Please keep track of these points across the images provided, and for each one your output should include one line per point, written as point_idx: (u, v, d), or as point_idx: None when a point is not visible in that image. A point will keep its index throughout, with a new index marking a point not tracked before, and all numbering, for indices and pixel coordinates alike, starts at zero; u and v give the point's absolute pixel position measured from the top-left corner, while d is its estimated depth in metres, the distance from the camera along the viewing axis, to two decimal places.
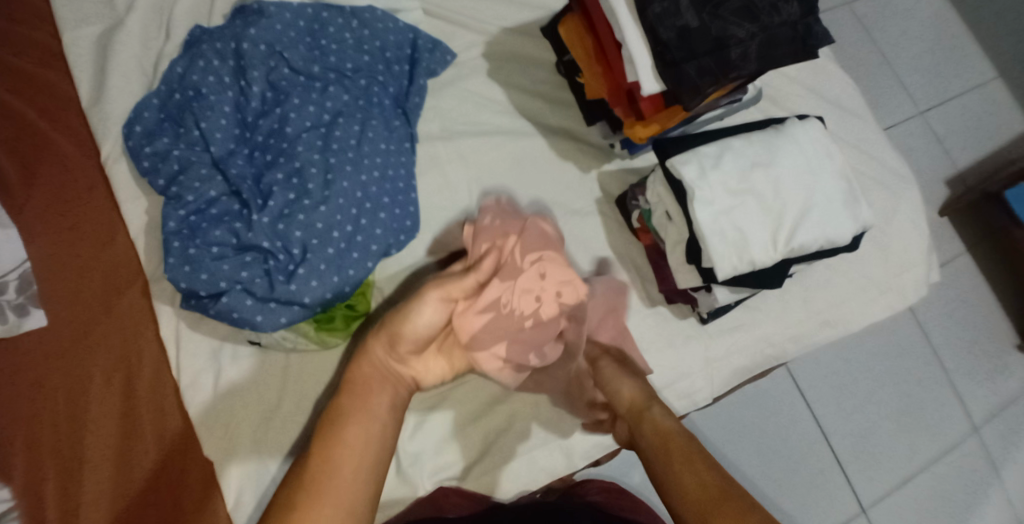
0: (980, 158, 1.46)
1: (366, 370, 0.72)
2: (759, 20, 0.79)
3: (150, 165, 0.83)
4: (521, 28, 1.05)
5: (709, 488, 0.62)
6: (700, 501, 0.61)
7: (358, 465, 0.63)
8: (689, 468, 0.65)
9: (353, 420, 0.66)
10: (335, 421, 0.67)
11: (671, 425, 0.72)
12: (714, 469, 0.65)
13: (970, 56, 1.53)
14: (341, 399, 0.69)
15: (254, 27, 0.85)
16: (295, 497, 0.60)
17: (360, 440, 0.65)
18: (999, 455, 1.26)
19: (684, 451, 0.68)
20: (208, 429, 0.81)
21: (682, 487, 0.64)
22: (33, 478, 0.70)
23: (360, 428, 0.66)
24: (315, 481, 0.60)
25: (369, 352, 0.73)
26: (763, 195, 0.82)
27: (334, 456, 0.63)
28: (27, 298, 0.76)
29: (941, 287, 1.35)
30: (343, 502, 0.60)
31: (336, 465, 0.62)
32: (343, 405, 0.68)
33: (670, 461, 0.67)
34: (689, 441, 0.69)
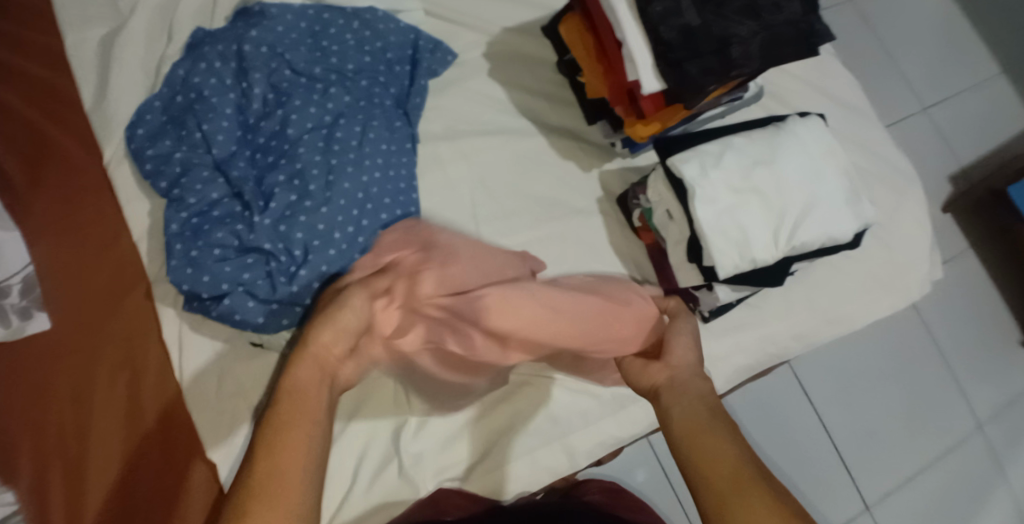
0: (984, 155, 1.46)
1: (305, 373, 0.62)
2: (761, 19, 0.79)
3: (152, 168, 0.84)
4: (523, 28, 1.05)
5: (743, 469, 0.56)
6: (728, 480, 0.55)
7: (303, 468, 0.54)
8: (718, 446, 0.59)
9: (290, 423, 0.56)
10: (274, 428, 0.56)
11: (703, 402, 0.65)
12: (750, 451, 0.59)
13: (974, 52, 1.52)
14: (278, 405, 0.58)
15: (256, 29, 0.86)
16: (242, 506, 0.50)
17: (302, 435, 0.56)
18: (1004, 452, 1.26)
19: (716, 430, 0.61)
20: (212, 426, 0.83)
21: (708, 466, 0.58)
22: (38, 477, 0.67)
23: (303, 427, 0.57)
24: (261, 484, 0.51)
25: (303, 353, 0.63)
26: (765, 193, 0.82)
27: (277, 461, 0.53)
28: (32, 300, 0.73)
29: (945, 284, 1.34)
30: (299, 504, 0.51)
31: (279, 468, 0.53)
32: (280, 413, 0.57)
33: (702, 437, 0.60)
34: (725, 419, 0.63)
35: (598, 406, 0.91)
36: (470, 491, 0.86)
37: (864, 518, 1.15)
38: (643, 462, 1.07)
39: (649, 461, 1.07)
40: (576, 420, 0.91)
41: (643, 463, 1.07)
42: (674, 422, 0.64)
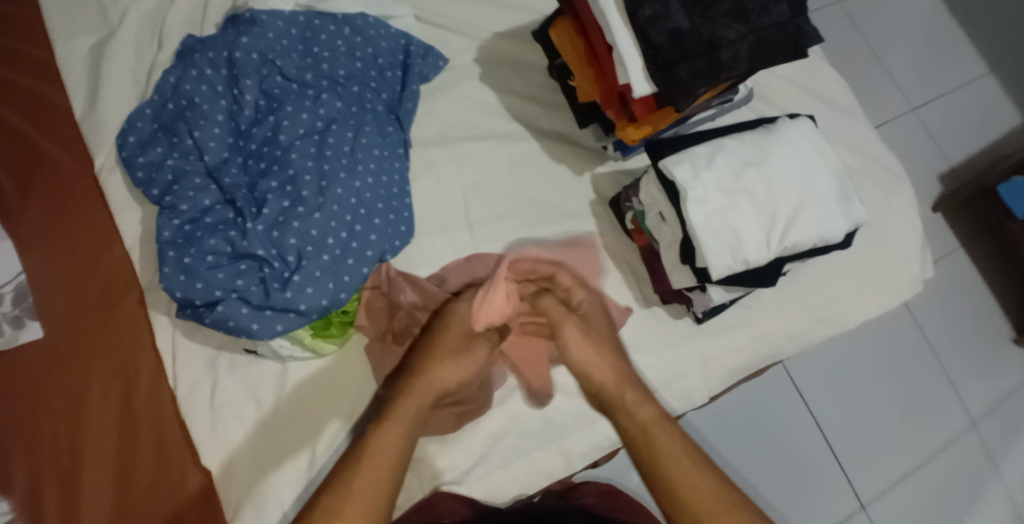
0: (972, 154, 1.47)
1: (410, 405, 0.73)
2: (750, 21, 0.79)
3: (144, 175, 0.84)
4: (513, 32, 1.05)
5: (705, 498, 0.64)
6: (696, 505, 0.64)
7: (388, 481, 0.65)
8: (677, 468, 0.66)
9: (398, 427, 0.69)
10: (374, 446, 0.67)
11: (649, 418, 0.71)
12: (706, 468, 0.67)
13: (961, 53, 1.54)
14: (386, 428, 0.69)
15: (247, 35, 0.85)
16: (332, 505, 0.62)
17: (390, 454, 0.67)
18: (998, 449, 1.27)
19: (670, 450, 0.68)
20: (208, 439, 0.80)
21: (672, 491, 0.65)
22: (34, 488, 0.72)
23: (379, 463, 0.65)
24: (354, 493, 0.62)
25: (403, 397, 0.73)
26: (756, 194, 0.83)
27: (363, 481, 0.64)
28: (23, 310, 0.77)
29: (936, 283, 1.35)
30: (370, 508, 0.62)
31: (371, 483, 0.64)
32: (387, 429, 0.69)
33: (659, 461, 0.67)
34: (672, 432, 0.70)
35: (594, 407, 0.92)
36: (466, 494, 0.85)
37: (860, 518, 1.16)
38: None
39: None
40: (573, 423, 0.90)
41: None
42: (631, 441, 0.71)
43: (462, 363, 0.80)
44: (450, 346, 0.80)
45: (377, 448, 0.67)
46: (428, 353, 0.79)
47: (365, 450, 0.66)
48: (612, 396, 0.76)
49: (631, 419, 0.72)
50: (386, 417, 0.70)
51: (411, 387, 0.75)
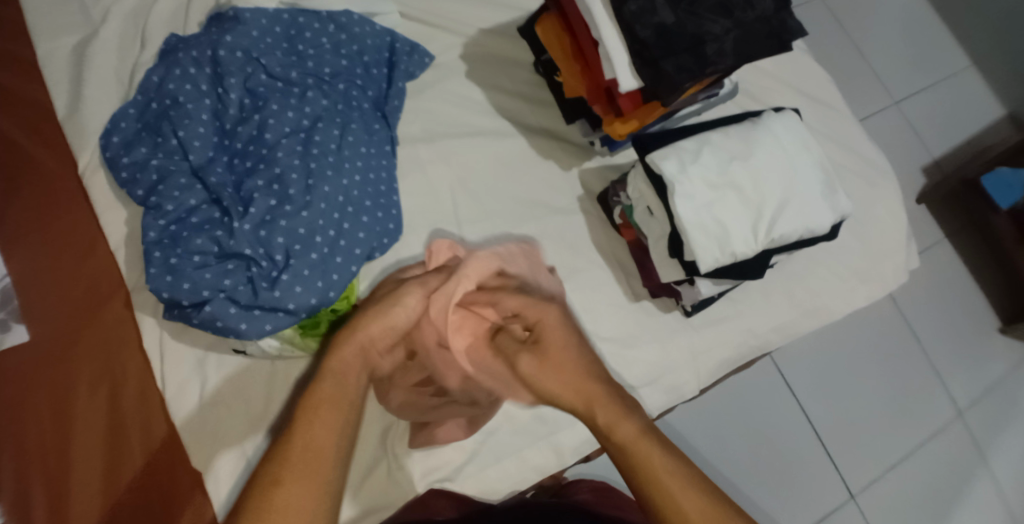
0: (955, 147, 1.49)
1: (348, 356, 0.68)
2: (734, 16, 0.80)
3: (128, 176, 0.83)
4: (500, 29, 1.05)
5: (698, 522, 0.59)
6: None
7: (334, 438, 0.61)
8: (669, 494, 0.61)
9: (333, 382, 0.65)
10: (315, 403, 0.63)
11: (631, 435, 0.65)
12: (694, 485, 0.61)
13: (943, 47, 1.56)
14: (325, 382, 0.65)
15: (230, 33, 0.85)
16: (273, 471, 0.58)
17: (335, 404, 0.63)
18: (983, 438, 1.29)
19: (655, 468, 0.62)
20: (196, 442, 0.80)
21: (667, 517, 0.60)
22: (21, 490, 0.70)
23: (326, 418, 0.62)
24: (292, 453, 0.59)
25: (345, 344, 0.69)
26: (743, 187, 0.83)
27: (310, 439, 0.60)
28: (9, 314, 0.77)
29: (922, 275, 1.37)
30: (316, 468, 0.59)
31: (313, 442, 0.60)
32: (324, 386, 0.64)
33: (649, 481, 0.62)
34: (657, 449, 0.63)
35: None
36: (459, 492, 0.86)
37: (849, 509, 1.17)
38: None
39: None
40: (564, 418, 0.91)
41: None
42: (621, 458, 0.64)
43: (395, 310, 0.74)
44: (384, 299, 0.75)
45: (313, 407, 0.62)
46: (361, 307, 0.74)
47: (304, 411, 0.62)
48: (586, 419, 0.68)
49: (611, 440, 0.65)
50: (320, 373, 0.66)
51: (349, 337, 0.70)
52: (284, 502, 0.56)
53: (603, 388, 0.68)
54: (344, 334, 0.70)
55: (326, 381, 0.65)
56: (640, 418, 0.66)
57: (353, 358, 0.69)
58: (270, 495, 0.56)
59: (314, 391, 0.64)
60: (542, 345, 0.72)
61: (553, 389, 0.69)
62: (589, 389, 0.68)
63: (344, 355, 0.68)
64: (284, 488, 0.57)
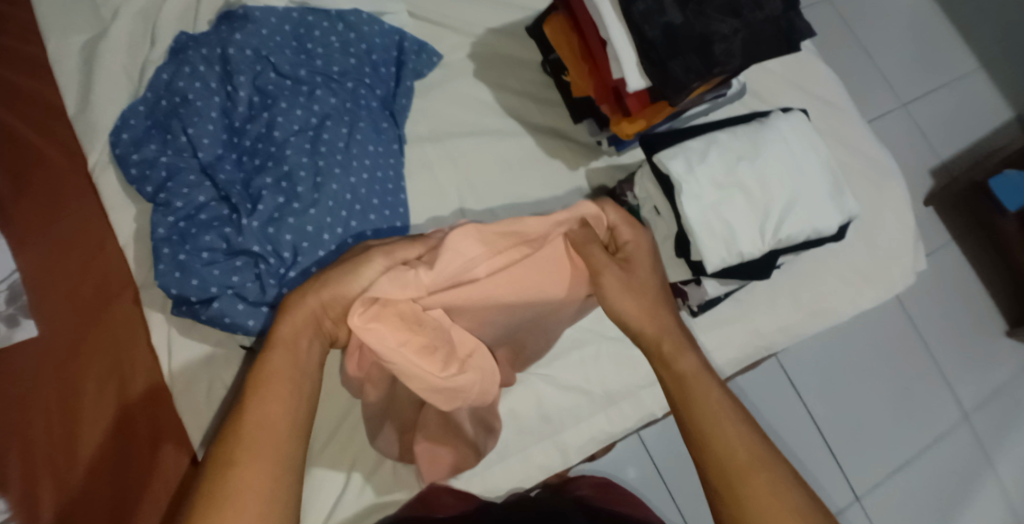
0: (962, 149, 1.48)
1: (296, 325, 0.63)
2: (743, 16, 0.80)
3: (137, 172, 0.83)
4: (507, 28, 1.05)
5: (742, 459, 0.60)
6: (727, 461, 0.60)
7: (284, 411, 0.57)
8: (714, 426, 0.62)
9: (283, 354, 0.60)
10: (260, 381, 0.58)
11: (689, 369, 0.67)
12: (744, 423, 0.63)
13: (951, 49, 1.55)
14: (272, 356, 0.60)
15: (240, 31, 0.85)
16: (223, 454, 0.54)
17: (286, 377, 0.59)
18: (989, 442, 1.28)
19: (705, 399, 0.64)
20: (195, 418, 0.81)
21: (709, 449, 0.61)
22: (28, 483, 0.71)
23: (276, 394, 0.58)
24: (245, 428, 0.55)
25: (293, 311, 0.63)
26: (750, 188, 0.83)
27: (259, 414, 0.56)
28: (18, 309, 0.77)
29: (928, 277, 1.36)
30: (267, 445, 0.55)
31: (266, 418, 0.56)
32: (272, 361, 0.60)
33: (704, 418, 0.63)
34: (710, 387, 0.65)
35: (590, 401, 0.92)
36: (464, 489, 0.86)
37: (854, 511, 1.17)
38: (634, 458, 1.10)
39: (640, 457, 1.10)
40: (569, 417, 0.91)
41: (635, 460, 1.09)
42: (678, 393, 0.66)
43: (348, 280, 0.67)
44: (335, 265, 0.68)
45: (262, 383, 0.58)
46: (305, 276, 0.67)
47: (252, 387, 0.58)
48: (651, 345, 0.69)
49: (670, 369, 0.68)
50: (268, 345, 0.61)
51: (295, 306, 0.64)
52: (241, 482, 0.53)
53: (673, 320, 0.71)
54: (289, 304, 0.64)
55: (275, 354, 0.60)
56: (699, 357, 0.68)
57: (304, 325, 0.63)
58: (227, 474, 0.53)
59: (264, 365, 0.59)
60: (631, 264, 0.73)
61: (623, 308, 0.70)
62: (663, 319, 0.70)
63: (295, 323, 0.63)
64: (239, 468, 0.53)
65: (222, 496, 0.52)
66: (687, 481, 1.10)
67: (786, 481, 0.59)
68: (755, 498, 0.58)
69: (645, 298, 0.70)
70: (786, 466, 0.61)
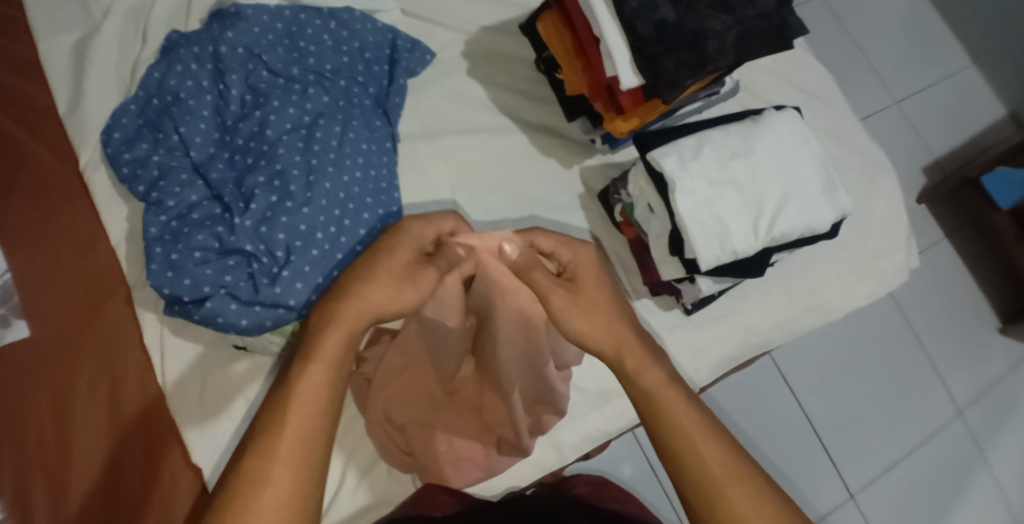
0: (956, 146, 1.49)
1: (341, 337, 0.62)
2: (735, 12, 0.79)
3: (129, 172, 0.83)
4: (500, 25, 1.05)
5: (718, 473, 0.59)
6: (701, 479, 0.59)
7: (319, 425, 0.57)
8: (691, 446, 0.60)
9: (324, 370, 0.59)
10: (300, 393, 0.57)
11: (656, 381, 0.65)
12: (717, 438, 0.61)
13: (944, 46, 1.56)
14: (314, 368, 0.59)
15: (232, 29, 0.85)
16: (254, 468, 0.54)
17: (323, 391, 0.58)
18: (983, 437, 1.29)
19: (678, 418, 0.62)
20: (188, 413, 0.81)
21: (686, 468, 0.60)
22: (20, 485, 0.70)
23: (312, 407, 0.57)
24: (282, 451, 0.54)
25: (337, 321, 0.62)
26: (742, 185, 0.83)
27: (294, 427, 0.56)
28: (10, 310, 0.76)
29: (922, 273, 1.37)
30: (303, 459, 0.55)
31: (303, 432, 0.56)
32: (313, 373, 0.59)
33: (675, 437, 0.61)
34: (680, 400, 0.64)
35: (584, 399, 0.92)
36: (456, 488, 0.84)
37: (849, 507, 1.17)
38: (630, 456, 1.10)
39: (635, 455, 1.10)
40: (563, 415, 0.91)
41: (630, 458, 1.10)
42: (648, 411, 0.64)
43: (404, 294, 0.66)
44: (389, 266, 0.67)
45: (300, 400, 0.57)
46: (350, 277, 0.66)
47: (289, 402, 0.57)
48: (613, 363, 0.69)
49: (635, 384, 0.66)
50: (311, 357, 0.60)
51: (343, 315, 0.63)
52: (270, 501, 0.52)
53: (634, 333, 0.69)
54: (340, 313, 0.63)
55: (315, 368, 0.59)
56: (665, 367, 0.67)
57: (350, 336, 0.62)
58: (258, 495, 0.52)
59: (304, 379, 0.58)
60: (577, 283, 0.72)
61: (582, 329, 0.69)
62: (622, 334, 0.69)
63: (339, 334, 0.62)
64: (273, 487, 0.53)
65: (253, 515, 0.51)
66: None
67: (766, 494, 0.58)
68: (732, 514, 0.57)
69: (599, 314, 0.70)
70: (763, 477, 0.59)
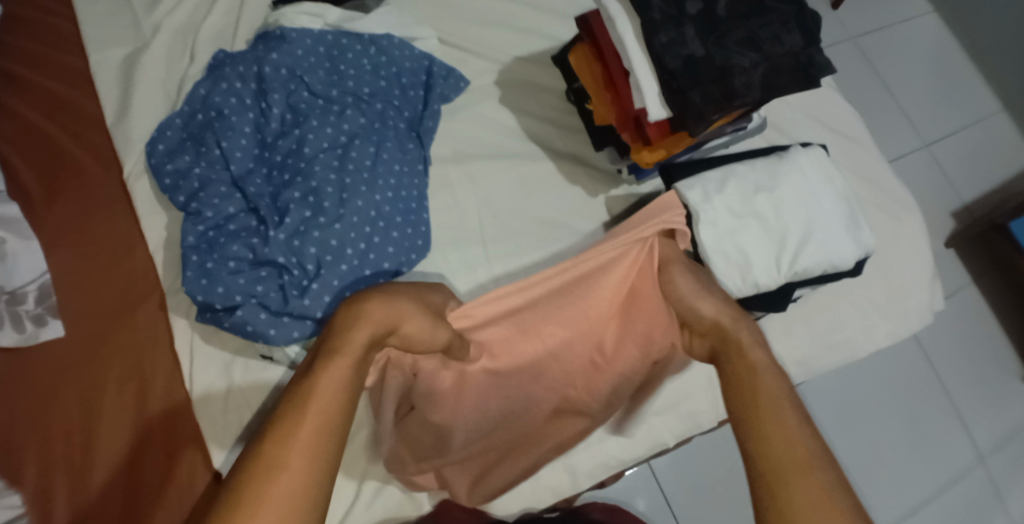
0: (986, 191, 1.48)
1: (359, 338, 0.65)
2: (763, 50, 0.81)
3: (171, 182, 0.86)
4: (533, 56, 1.08)
5: (789, 454, 0.59)
6: (777, 454, 0.59)
7: (335, 422, 0.58)
8: (776, 424, 0.62)
9: (345, 365, 0.62)
10: (320, 387, 0.59)
11: (761, 365, 0.69)
12: (803, 426, 0.61)
13: (974, 92, 1.56)
14: (334, 364, 0.61)
15: (276, 51, 0.89)
16: (272, 454, 0.54)
17: (342, 387, 0.60)
18: (1006, 487, 1.24)
19: (771, 396, 0.64)
20: (212, 428, 0.82)
21: (765, 442, 0.61)
22: (43, 477, 0.72)
23: (329, 403, 0.58)
24: (299, 441, 0.55)
25: (358, 323, 0.66)
26: (766, 218, 0.84)
27: (317, 418, 0.57)
28: (46, 309, 0.79)
29: (946, 316, 1.35)
30: (317, 451, 0.55)
31: (321, 424, 0.56)
32: (334, 367, 0.61)
33: (750, 414, 0.64)
34: (779, 386, 0.66)
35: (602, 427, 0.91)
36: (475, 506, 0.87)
37: None
38: (645, 489, 1.09)
39: (651, 488, 1.09)
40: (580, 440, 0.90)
41: (643, 489, 1.09)
42: (733, 384, 0.68)
43: (417, 313, 0.72)
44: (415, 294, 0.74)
45: (321, 393, 0.58)
46: (385, 289, 0.71)
47: (326, 374, 0.60)
48: (721, 336, 0.75)
49: (740, 363, 0.70)
50: (334, 354, 0.62)
51: (364, 316, 0.67)
52: (284, 484, 0.52)
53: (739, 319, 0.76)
54: (354, 314, 0.67)
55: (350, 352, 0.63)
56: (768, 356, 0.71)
57: (371, 340, 0.66)
58: (271, 479, 0.52)
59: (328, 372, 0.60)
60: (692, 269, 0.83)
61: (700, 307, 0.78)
62: (725, 311, 0.77)
63: (360, 334, 0.65)
64: (286, 474, 0.52)
65: (264, 496, 0.51)
66: (697, 513, 1.09)
67: (837, 486, 0.57)
68: (805, 492, 0.56)
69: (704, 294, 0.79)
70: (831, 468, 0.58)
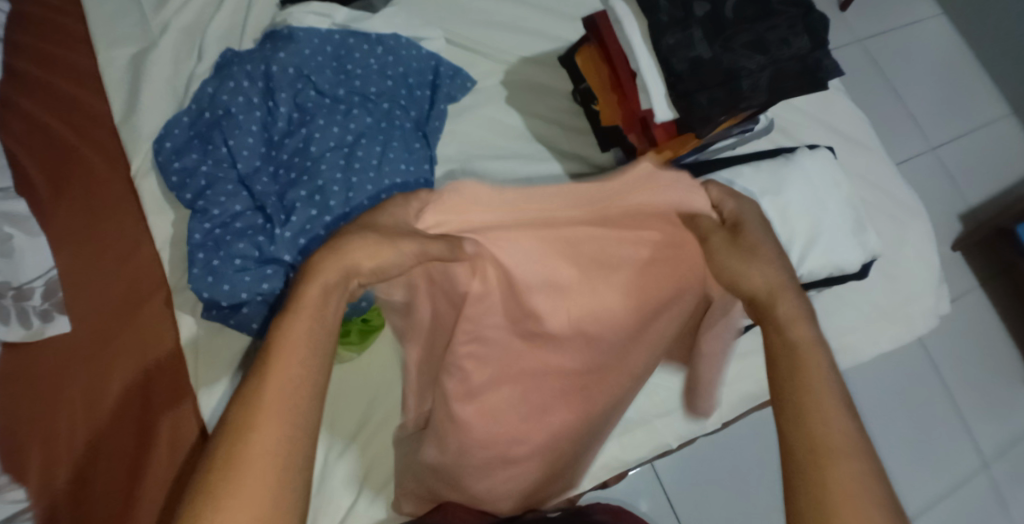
0: (993, 195, 1.47)
1: (316, 290, 0.56)
2: (770, 53, 0.81)
3: (177, 180, 0.87)
4: (539, 57, 1.08)
5: (827, 444, 0.53)
6: (816, 444, 0.53)
7: (303, 380, 0.52)
8: (816, 409, 0.55)
9: (309, 318, 0.55)
10: (281, 345, 0.53)
11: (805, 339, 0.60)
12: (847, 414, 0.54)
13: (982, 96, 1.55)
14: (292, 318, 0.54)
15: (284, 51, 0.89)
16: (239, 418, 0.49)
17: (304, 342, 0.53)
18: (1009, 493, 1.24)
19: (809, 374, 0.57)
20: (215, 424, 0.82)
21: (801, 428, 0.54)
22: (47, 472, 0.72)
23: (293, 361, 0.52)
24: (262, 405, 0.50)
25: (315, 271, 0.57)
26: (773, 222, 0.83)
27: (279, 379, 0.51)
28: (52, 304, 0.80)
29: (950, 321, 1.35)
30: (287, 413, 0.50)
31: (283, 386, 0.51)
32: (294, 321, 0.54)
33: (789, 400, 0.56)
34: (822, 362, 0.58)
35: None
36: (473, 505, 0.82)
37: None
38: (648, 490, 1.09)
39: (655, 489, 1.09)
40: None
41: (647, 490, 1.09)
42: (770, 362, 0.60)
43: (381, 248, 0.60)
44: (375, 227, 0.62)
45: (283, 351, 0.52)
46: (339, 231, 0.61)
47: (280, 346, 0.52)
48: (765, 311, 0.65)
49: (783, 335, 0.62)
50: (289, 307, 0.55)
51: (318, 264, 0.58)
52: (255, 448, 0.48)
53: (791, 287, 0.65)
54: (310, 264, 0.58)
55: (298, 316, 0.54)
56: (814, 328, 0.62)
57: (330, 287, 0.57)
58: (244, 442, 0.48)
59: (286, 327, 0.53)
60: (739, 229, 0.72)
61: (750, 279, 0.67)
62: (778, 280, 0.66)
63: (319, 284, 0.57)
64: (255, 439, 0.48)
65: (234, 465, 0.47)
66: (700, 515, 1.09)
67: (878, 480, 0.51)
68: (840, 487, 0.50)
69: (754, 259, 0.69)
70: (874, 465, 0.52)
